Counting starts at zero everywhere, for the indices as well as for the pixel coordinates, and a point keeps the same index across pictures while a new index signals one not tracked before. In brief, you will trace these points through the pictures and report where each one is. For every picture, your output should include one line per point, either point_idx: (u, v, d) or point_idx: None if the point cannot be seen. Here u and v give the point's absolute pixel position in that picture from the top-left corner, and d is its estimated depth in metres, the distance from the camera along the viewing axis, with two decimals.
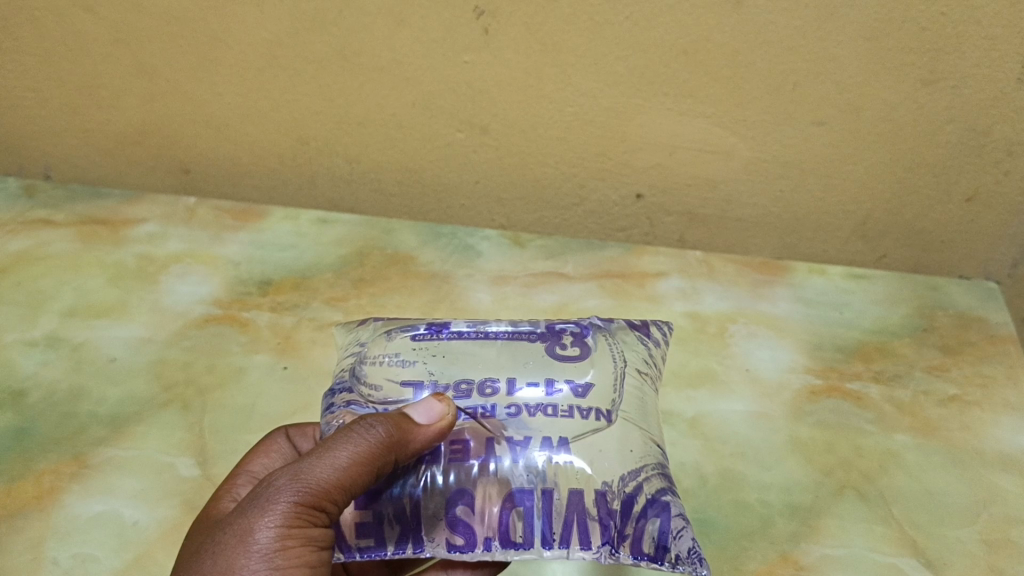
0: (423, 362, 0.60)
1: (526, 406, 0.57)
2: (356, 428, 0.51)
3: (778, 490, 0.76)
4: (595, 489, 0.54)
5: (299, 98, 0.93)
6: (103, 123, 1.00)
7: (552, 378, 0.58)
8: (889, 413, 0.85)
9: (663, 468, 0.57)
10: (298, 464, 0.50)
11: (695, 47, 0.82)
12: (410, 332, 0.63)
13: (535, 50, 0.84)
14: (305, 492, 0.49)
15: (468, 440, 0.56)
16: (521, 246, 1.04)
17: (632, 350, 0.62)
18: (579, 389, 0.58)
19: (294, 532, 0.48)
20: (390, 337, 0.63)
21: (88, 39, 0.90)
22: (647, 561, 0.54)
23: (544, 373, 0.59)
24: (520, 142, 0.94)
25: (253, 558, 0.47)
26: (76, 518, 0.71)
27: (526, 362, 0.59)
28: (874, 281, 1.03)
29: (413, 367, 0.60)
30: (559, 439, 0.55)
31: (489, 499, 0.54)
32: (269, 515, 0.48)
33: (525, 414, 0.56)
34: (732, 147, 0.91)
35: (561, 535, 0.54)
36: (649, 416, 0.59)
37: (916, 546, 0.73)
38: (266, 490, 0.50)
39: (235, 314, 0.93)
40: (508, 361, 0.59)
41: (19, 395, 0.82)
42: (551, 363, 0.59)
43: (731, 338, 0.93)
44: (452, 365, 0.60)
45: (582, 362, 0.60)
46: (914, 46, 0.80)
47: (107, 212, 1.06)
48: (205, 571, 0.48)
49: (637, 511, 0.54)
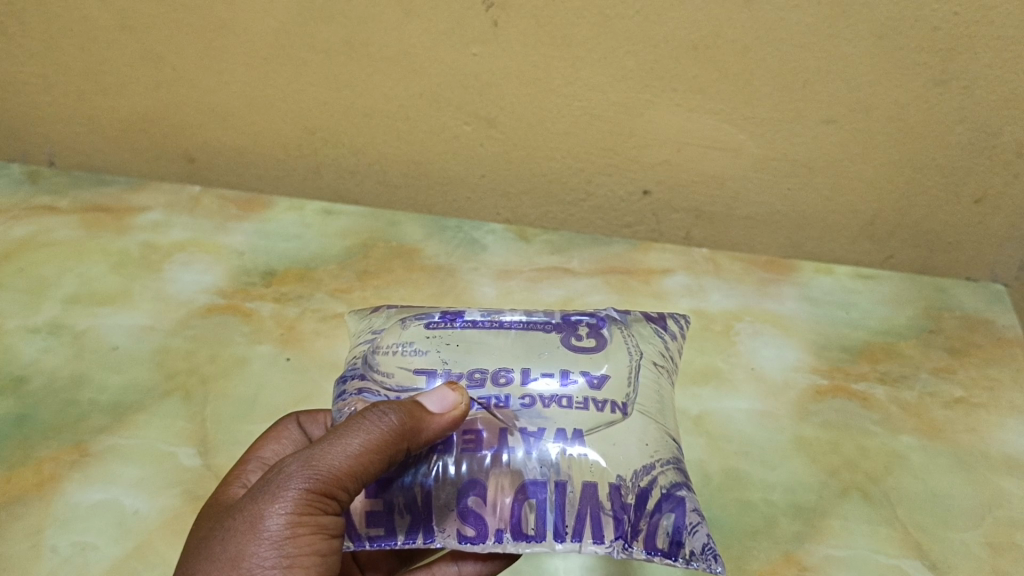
0: (436, 350, 0.59)
1: (541, 397, 0.56)
2: (368, 414, 0.51)
3: (783, 489, 0.76)
4: (609, 482, 0.53)
5: (307, 88, 0.93)
6: (109, 109, 0.99)
7: (567, 370, 0.58)
8: (895, 414, 0.85)
9: (678, 462, 0.56)
10: (309, 451, 0.50)
11: (706, 43, 0.81)
12: (423, 320, 0.63)
13: (545, 44, 0.84)
14: (316, 479, 0.48)
15: (481, 430, 0.56)
16: (526, 240, 1.04)
17: (648, 343, 0.62)
18: (595, 381, 0.57)
19: (305, 519, 0.48)
20: (403, 325, 0.63)
21: (94, 26, 0.90)
22: (661, 557, 0.53)
23: (559, 364, 0.58)
24: (527, 136, 0.93)
25: (263, 545, 0.47)
26: (76, 506, 0.71)
27: (542, 352, 0.59)
28: (881, 281, 1.03)
29: (426, 356, 0.59)
30: (573, 431, 0.55)
31: (502, 490, 0.54)
32: (280, 501, 0.48)
33: (539, 405, 0.56)
34: (740, 144, 0.90)
35: (574, 527, 0.53)
36: (665, 410, 0.59)
37: (921, 548, 0.72)
38: (277, 476, 0.49)
39: (238, 303, 0.92)
40: (523, 352, 0.59)
41: (20, 381, 0.82)
42: (566, 354, 0.59)
43: (737, 336, 0.92)
44: (466, 354, 0.59)
45: (597, 354, 0.59)
46: (926, 46, 0.79)
47: (111, 200, 1.06)
48: (215, 557, 0.47)
49: (652, 505, 0.53)
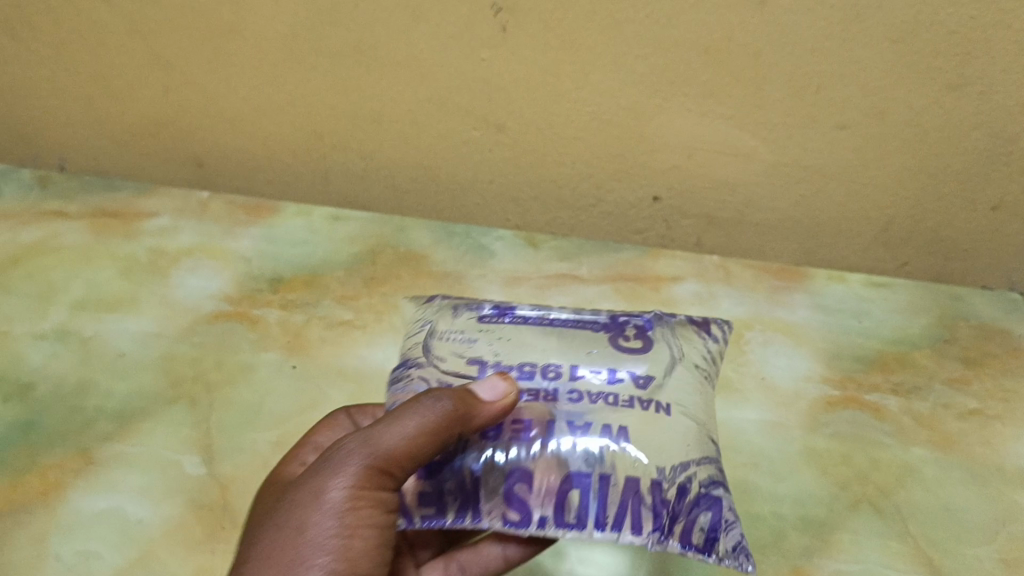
0: (485, 342, 0.60)
1: (588, 394, 0.56)
2: (421, 399, 0.51)
3: (792, 502, 0.75)
4: (652, 477, 0.52)
5: (311, 93, 0.93)
6: (118, 114, 1.00)
7: (615, 368, 0.58)
8: (907, 426, 0.83)
9: (717, 463, 0.55)
10: (368, 430, 0.51)
11: (718, 47, 0.81)
12: (474, 311, 0.64)
13: (553, 47, 0.83)
14: (374, 455, 0.50)
15: (529, 420, 0.55)
16: (535, 247, 1.03)
17: (692, 349, 0.61)
18: (641, 380, 0.57)
19: (364, 493, 0.50)
20: (455, 313, 0.64)
21: (103, 30, 0.91)
22: (695, 553, 0.52)
23: (608, 362, 0.58)
24: (536, 141, 0.93)
25: (324, 515, 0.49)
26: (80, 514, 0.71)
27: (589, 350, 0.59)
28: (894, 289, 1.01)
29: (476, 346, 0.60)
30: (619, 428, 0.54)
31: (549, 474, 0.53)
32: (342, 475, 0.50)
33: (587, 402, 0.55)
34: (753, 150, 0.90)
35: (615, 518, 0.52)
36: (709, 415, 0.58)
37: (931, 564, 0.71)
38: (338, 452, 0.51)
39: (244, 310, 0.92)
40: (572, 348, 0.59)
41: (26, 387, 0.82)
42: (613, 354, 0.59)
43: (748, 345, 0.91)
44: (513, 348, 0.59)
45: (643, 354, 0.59)
46: (943, 50, 0.78)
47: (121, 205, 1.06)
48: (280, 526, 0.49)
49: (691, 500, 0.53)
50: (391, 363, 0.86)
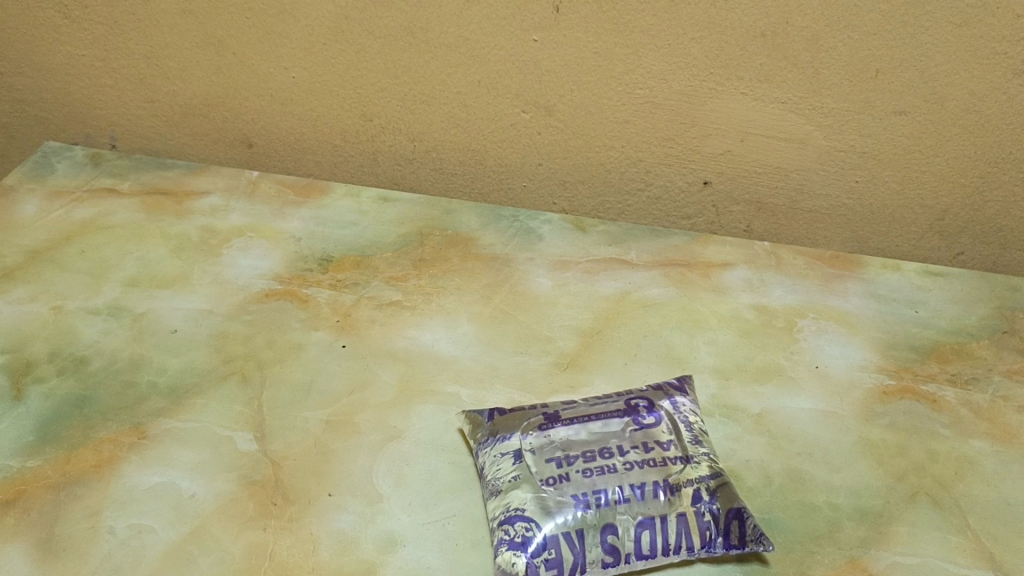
0: (583, 434, 0.73)
1: (652, 495, 0.69)
2: None
3: (848, 493, 0.73)
4: (697, 521, 0.67)
5: (365, 75, 0.97)
6: (170, 94, 1.03)
7: (681, 463, 0.71)
8: (965, 418, 0.81)
9: (739, 514, 0.68)
10: None
11: (775, 30, 0.86)
12: (553, 417, 0.75)
13: (607, 30, 0.89)
14: None
15: (527, 503, 0.68)
16: (583, 231, 1.01)
17: (694, 414, 0.77)
18: (702, 472, 0.70)
19: None
20: (544, 417, 0.75)
21: (157, 10, 0.96)
22: (707, 549, 0.67)
23: (678, 458, 0.71)
24: (587, 124, 0.96)
25: None
26: (134, 488, 0.71)
27: (661, 447, 0.72)
28: (951, 279, 0.98)
29: (521, 481, 0.70)
30: (668, 481, 0.70)
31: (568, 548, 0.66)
32: None
33: (654, 493, 0.69)
34: (807, 135, 0.92)
35: (663, 548, 0.67)
36: (725, 482, 0.70)
37: (993, 559, 0.69)
38: None
39: (295, 290, 0.92)
40: (649, 451, 0.72)
41: (80, 362, 0.82)
42: (680, 464, 0.71)
43: (800, 333, 0.90)
44: (555, 462, 0.71)
45: (699, 459, 0.72)
46: (1007, 35, 0.83)
47: (171, 183, 1.06)
48: None
49: (725, 526, 0.67)
50: (439, 345, 0.86)
